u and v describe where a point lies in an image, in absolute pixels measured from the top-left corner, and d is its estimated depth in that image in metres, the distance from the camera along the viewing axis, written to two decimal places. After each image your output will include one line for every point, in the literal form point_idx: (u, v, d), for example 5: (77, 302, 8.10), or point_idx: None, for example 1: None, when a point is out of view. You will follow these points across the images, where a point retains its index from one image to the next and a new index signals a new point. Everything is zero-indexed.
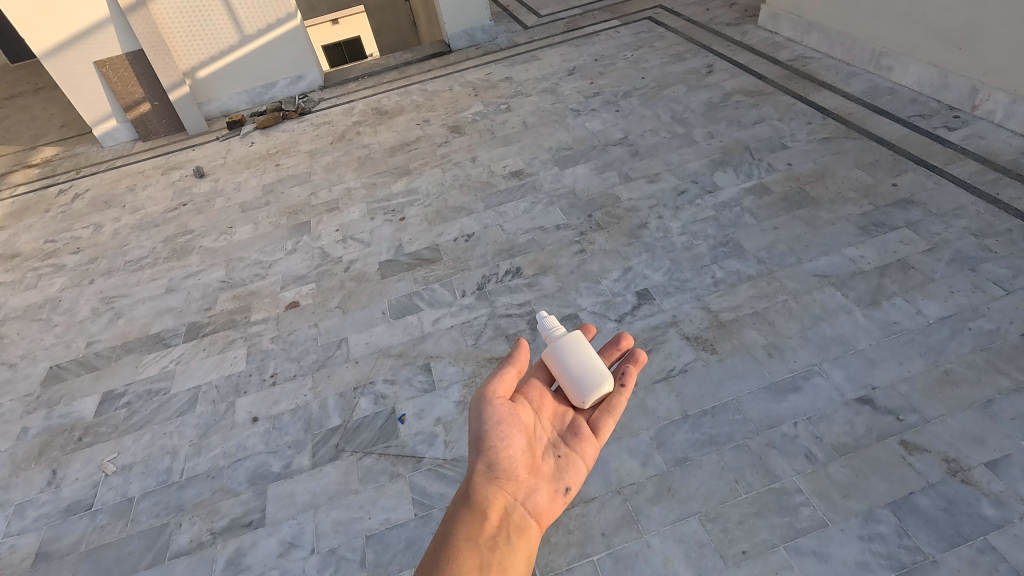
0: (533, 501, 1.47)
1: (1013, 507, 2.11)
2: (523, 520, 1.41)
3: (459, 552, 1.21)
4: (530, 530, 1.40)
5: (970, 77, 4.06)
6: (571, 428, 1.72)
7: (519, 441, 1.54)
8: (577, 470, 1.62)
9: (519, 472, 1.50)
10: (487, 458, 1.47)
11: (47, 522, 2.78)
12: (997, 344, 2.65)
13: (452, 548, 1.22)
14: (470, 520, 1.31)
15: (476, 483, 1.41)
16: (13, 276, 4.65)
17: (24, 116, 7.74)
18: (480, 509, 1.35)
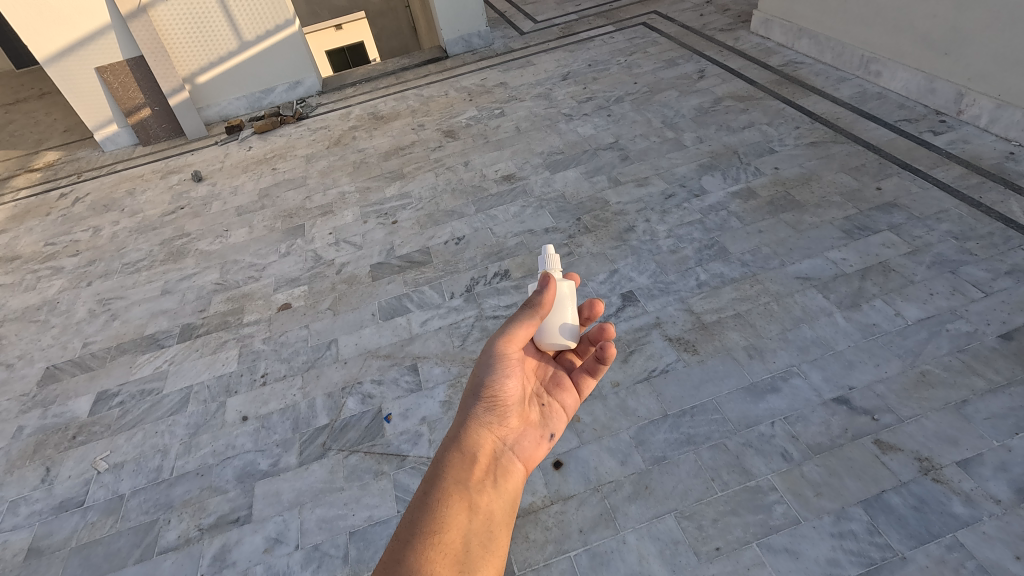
0: (522, 444, 1.38)
1: (982, 506, 2.14)
2: (511, 465, 1.33)
3: (446, 501, 1.13)
4: (516, 475, 1.32)
5: (956, 83, 4.09)
6: (555, 376, 1.59)
7: (517, 386, 1.41)
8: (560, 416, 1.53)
9: (514, 415, 1.40)
10: (483, 401, 1.35)
11: (39, 519, 2.83)
12: (973, 346, 2.68)
13: (442, 494, 1.15)
14: (458, 465, 1.22)
15: (470, 423, 1.31)
16: (13, 278, 4.73)
17: (28, 121, 7.85)
18: (470, 454, 1.25)
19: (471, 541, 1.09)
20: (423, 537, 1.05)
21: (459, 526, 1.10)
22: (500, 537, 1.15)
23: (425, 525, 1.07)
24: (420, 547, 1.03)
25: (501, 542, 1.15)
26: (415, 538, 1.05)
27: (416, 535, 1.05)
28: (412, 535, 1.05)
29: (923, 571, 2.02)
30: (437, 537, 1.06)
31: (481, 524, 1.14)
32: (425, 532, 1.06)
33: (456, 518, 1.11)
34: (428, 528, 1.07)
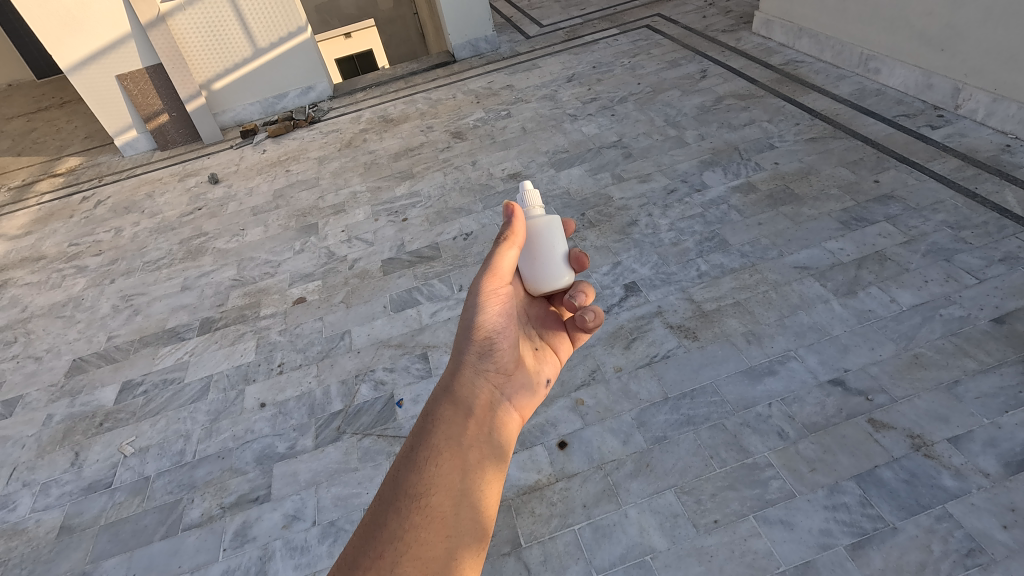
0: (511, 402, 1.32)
1: (971, 479, 2.23)
2: (501, 426, 1.23)
3: (426, 471, 1.02)
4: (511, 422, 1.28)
5: (953, 78, 4.17)
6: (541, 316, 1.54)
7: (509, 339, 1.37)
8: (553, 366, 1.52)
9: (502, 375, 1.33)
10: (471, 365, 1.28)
11: (69, 500, 2.98)
12: (966, 329, 2.76)
13: (420, 464, 1.03)
14: (442, 431, 1.12)
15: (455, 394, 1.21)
16: (39, 276, 4.92)
17: (50, 128, 8.11)
18: (456, 417, 1.16)
19: (454, 517, 0.97)
20: (396, 526, 0.91)
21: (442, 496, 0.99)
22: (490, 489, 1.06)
23: (391, 511, 0.94)
24: (382, 545, 0.88)
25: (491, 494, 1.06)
26: (375, 530, 0.91)
27: (382, 525, 0.92)
28: (373, 527, 0.92)
29: (913, 540, 2.10)
30: (414, 515, 0.94)
31: (467, 499, 1.01)
32: (394, 510, 0.94)
33: (441, 487, 1.00)
34: (399, 510, 0.94)
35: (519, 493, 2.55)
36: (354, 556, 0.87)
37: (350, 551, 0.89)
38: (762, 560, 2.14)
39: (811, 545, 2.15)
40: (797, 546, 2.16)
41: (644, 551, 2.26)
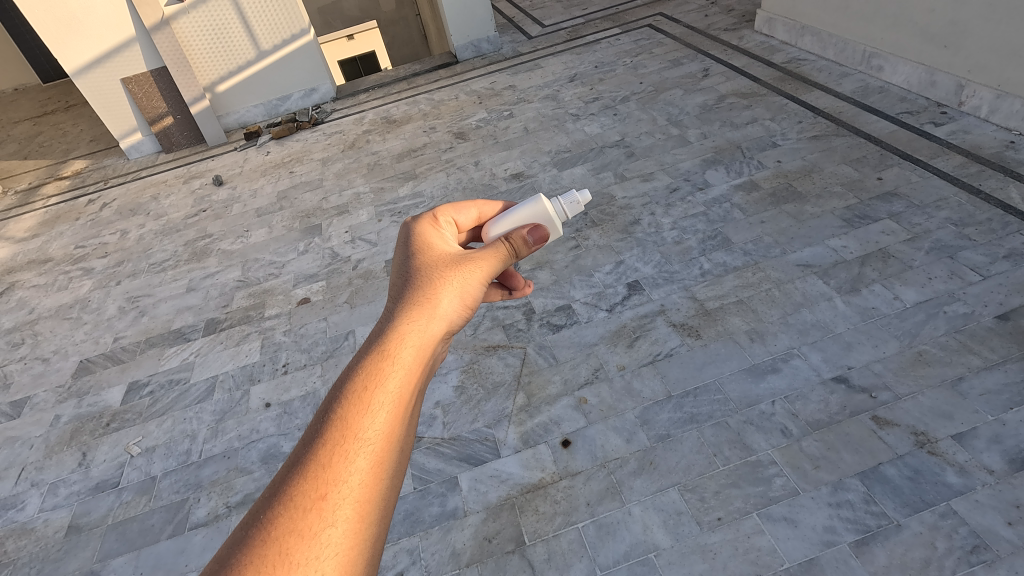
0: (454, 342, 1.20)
1: (975, 476, 2.22)
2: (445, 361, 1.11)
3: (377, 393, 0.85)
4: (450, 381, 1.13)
5: (956, 75, 4.16)
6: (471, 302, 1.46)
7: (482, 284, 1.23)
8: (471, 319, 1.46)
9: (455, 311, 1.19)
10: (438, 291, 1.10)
11: (77, 499, 3.01)
12: (970, 326, 2.75)
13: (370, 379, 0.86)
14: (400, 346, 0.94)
15: (418, 309, 1.02)
16: (46, 279, 4.96)
17: (56, 132, 8.17)
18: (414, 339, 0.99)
19: (402, 461, 0.83)
20: (337, 462, 0.76)
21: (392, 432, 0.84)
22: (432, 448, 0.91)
23: (330, 439, 0.78)
24: (316, 486, 0.73)
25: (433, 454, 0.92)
26: (305, 466, 0.75)
27: (323, 458, 0.76)
28: (304, 458, 0.76)
29: (918, 536, 2.10)
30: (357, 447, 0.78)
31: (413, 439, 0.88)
32: (339, 444, 0.78)
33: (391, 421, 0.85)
34: (344, 442, 0.78)
35: (523, 491, 2.56)
36: (282, 494, 0.72)
37: (275, 486, 0.74)
38: (766, 558, 2.14)
39: (815, 542, 2.15)
40: (800, 543, 2.16)
41: (648, 549, 2.26)
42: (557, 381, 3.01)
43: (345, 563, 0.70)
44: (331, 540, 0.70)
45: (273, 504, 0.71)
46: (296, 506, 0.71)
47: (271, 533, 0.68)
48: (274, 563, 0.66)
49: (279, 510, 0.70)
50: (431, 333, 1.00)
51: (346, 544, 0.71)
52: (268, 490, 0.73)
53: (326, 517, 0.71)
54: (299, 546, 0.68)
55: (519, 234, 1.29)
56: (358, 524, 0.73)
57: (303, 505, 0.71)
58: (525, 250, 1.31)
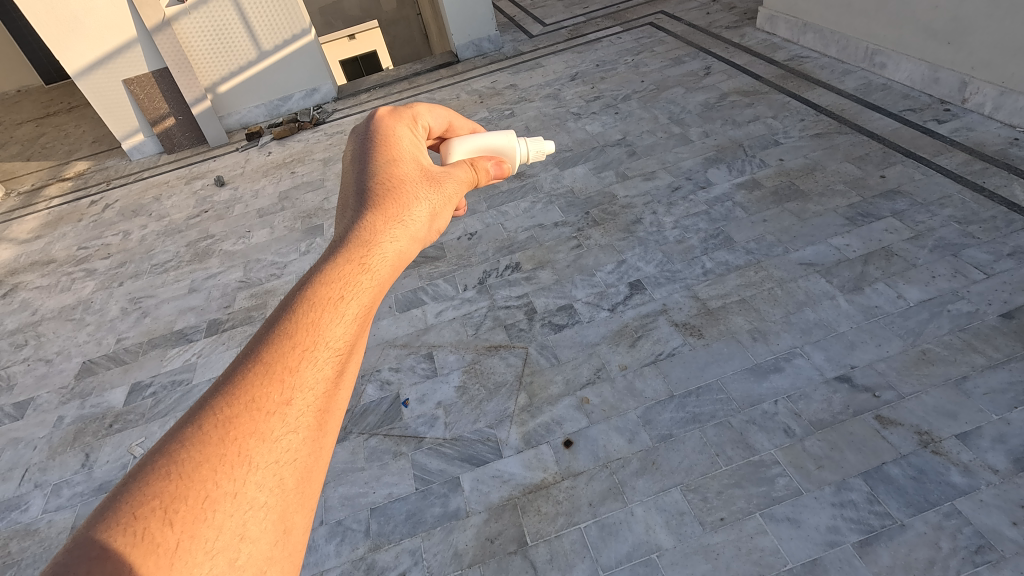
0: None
1: (980, 475, 2.21)
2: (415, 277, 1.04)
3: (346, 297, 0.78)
4: None
5: (960, 72, 4.14)
6: None
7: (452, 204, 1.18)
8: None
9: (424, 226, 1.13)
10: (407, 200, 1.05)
11: (80, 500, 3.02)
12: (974, 324, 2.73)
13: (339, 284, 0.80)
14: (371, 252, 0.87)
15: (393, 217, 0.95)
16: (49, 280, 4.97)
17: (59, 133, 8.19)
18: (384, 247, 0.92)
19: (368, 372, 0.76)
20: (298, 363, 0.69)
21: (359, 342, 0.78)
22: None
23: (291, 339, 0.71)
24: (275, 386, 0.66)
25: None
26: (263, 364, 0.67)
27: (287, 359, 0.69)
28: (264, 358, 0.68)
29: (922, 536, 2.09)
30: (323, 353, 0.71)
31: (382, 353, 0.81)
32: (304, 347, 0.71)
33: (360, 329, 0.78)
34: (311, 345, 0.71)
35: (525, 491, 2.56)
36: (235, 391, 0.64)
37: (228, 382, 0.66)
38: (769, 558, 2.13)
39: (818, 542, 2.14)
40: (804, 543, 2.15)
41: (650, 549, 2.25)
42: (559, 380, 3.00)
43: (304, 473, 0.63)
44: (291, 445, 0.63)
45: (225, 400, 0.64)
46: (250, 403, 0.64)
47: (223, 431, 0.61)
48: (222, 463, 0.59)
49: (234, 409, 0.63)
50: (403, 245, 0.93)
51: (307, 452, 0.64)
52: (220, 387, 0.66)
53: (286, 420, 0.64)
54: (254, 448, 0.61)
55: (484, 164, 1.31)
56: (322, 432, 0.66)
57: (263, 406, 0.64)
58: (486, 178, 1.32)
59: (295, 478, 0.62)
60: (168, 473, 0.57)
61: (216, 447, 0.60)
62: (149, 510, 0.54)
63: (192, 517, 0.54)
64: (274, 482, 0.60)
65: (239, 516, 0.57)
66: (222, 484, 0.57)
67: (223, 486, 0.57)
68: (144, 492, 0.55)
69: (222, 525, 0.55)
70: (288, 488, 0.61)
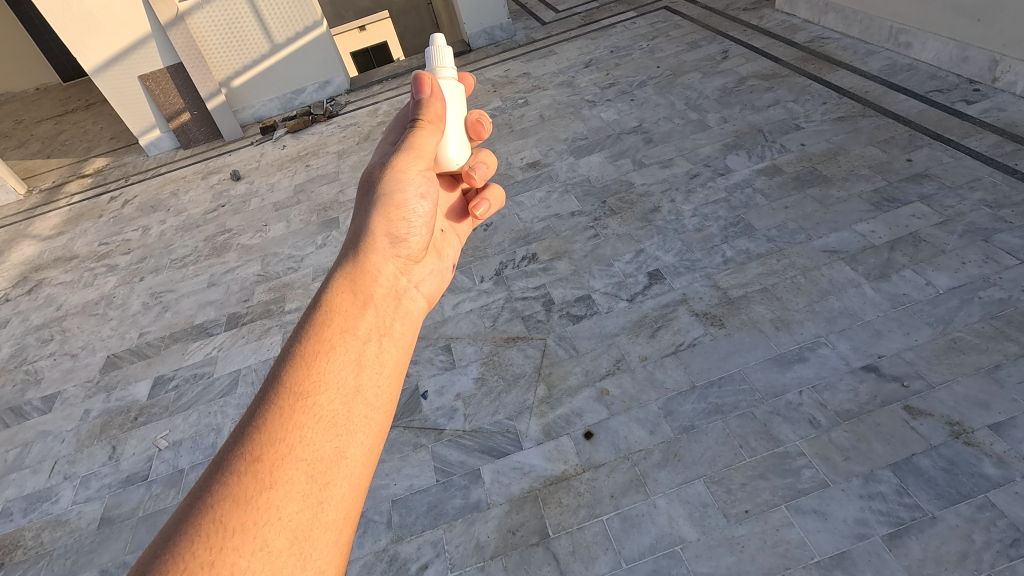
0: (424, 284, 1.25)
1: (1015, 467, 2.15)
2: (415, 312, 1.17)
3: (324, 361, 0.94)
4: (418, 312, 1.18)
5: (990, 50, 4.00)
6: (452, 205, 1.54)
7: (430, 199, 1.31)
8: (453, 246, 1.51)
9: (416, 246, 1.25)
10: (371, 215, 1.18)
11: (109, 492, 3.07)
12: (1007, 312, 2.65)
13: (318, 348, 0.95)
14: (350, 309, 1.02)
15: (358, 269, 1.09)
16: (72, 275, 5.05)
17: (78, 129, 8.30)
18: (365, 295, 1.06)
19: (351, 428, 0.90)
20: (277, 429, 0.84)
21: (341, 396, 0.92)
22: (391, 394, 0.99)
23: (274, 410, 0.86)
24: (257, 453, 0.81)
25: (392, 399, 0.99)
26: (249, 437, 0.83)
27: (262, 427, 0.84)
28: (247, 428, 0.84)
29: (953, 529, 2.05)
30: (301, 417, 0.87)
31: (370, 404, 0.95)
32: (279, 414, 0.86)
33: (339, 385, 0.93)
34: (282, 409, 0.86)
35: (546, 483, 2.55)
36: (225, 464, 0.80)
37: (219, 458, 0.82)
38: (795, 550, 2.11)
39: (846, 535, 2.11)
40: (832, 536, 2.11)
41: (673, 541, 2.24)
42: (578, 372, 2.98)
43: (293, 532, 0.77)
44: (273, 506, 0.77)
45: (217, 475, 0.79)
46: (236, 474, 0.79)
47: (215, 498, 0.76)
48: (213, 529, 0.74)
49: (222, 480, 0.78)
50: (368, 289, 1.07)
51: (291, 511, 0.78)
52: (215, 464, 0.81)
53: (269, 484, 0.79)
54: (241, 512, 0.76)
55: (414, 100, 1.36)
56: (302, 491, 0.81)
57: (241, 472, 0.79)
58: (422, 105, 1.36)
59: (283, 537, 0.76)
60: (176, 542, 0.72)
61: (208, 518, 0.74)
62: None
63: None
64: (262, 543, 0.74)
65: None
66: (216, 547, 0.72)
67: (219, 549, 0.72)
68: (160, 559, 0.70)
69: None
70: (275, 547, 0.75)
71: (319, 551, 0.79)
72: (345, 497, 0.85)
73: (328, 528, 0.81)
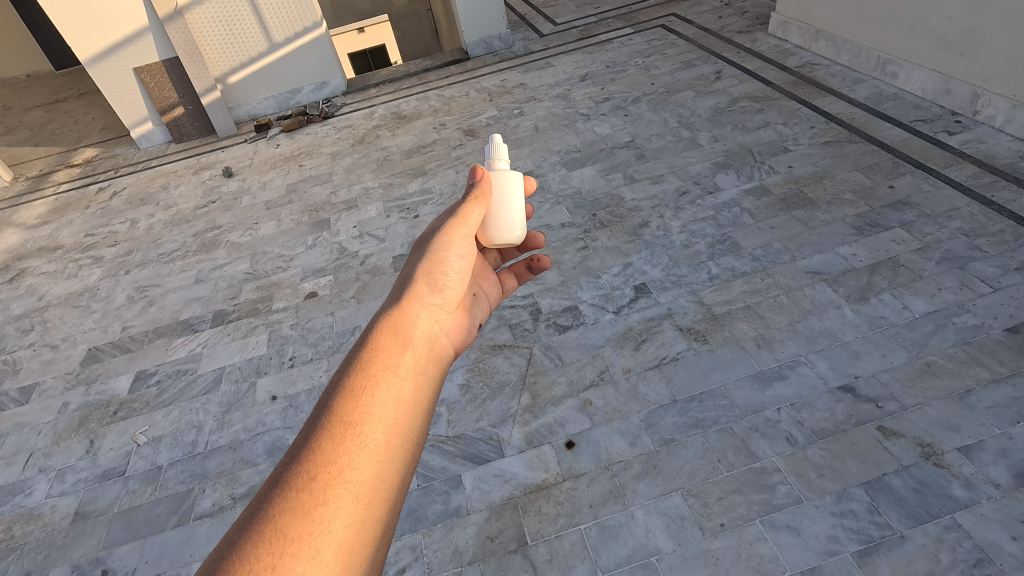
0: (450, 332, 1.30)
1: (982, 489, 2.22)
2: (442, 355, 1.23)
3: (370, 394, 0.97)
4: (445, 359, 1.23)
5: (973, 84, 4.12)
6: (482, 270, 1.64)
7: (467, 251, 1.39)
8: (483, 309, 1.56)
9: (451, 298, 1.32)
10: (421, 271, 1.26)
11: (84, 487, 3.04)
12: (979, 338, 2.73)
13: (364, 382, 0.99)
14: (392, 349, 1.07)
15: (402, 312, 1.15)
16: (56, 266, 4.99)
17: (69, 119, 8.22)
18: (406, 336, 1.11)
19: (390, 457, 0.93)
20: (329, 452, 0.87)
21: (384, 427, 0.95)
22: (422, 433, 1.03)
23: (326, 433, 0.89)
24: (312, 472, 0.84)
25: (422, 438, 1.03)
26: (305, 458, 0.86)
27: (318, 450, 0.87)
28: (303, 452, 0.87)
29: (922, 548, 2.10)
30: (349, 443, 0.90)
31: (407, 436, 0.99)
32: (332, 438, 0.89)
33: (382, 416, 0.96)
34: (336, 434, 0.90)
35: (526, 491, 2.57)
36: (282, 480, 0.83)
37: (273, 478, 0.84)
38: (768, 565, 2.14)
39: (817, 551, 2.15)
40: (804, 551, 2.16)
41: (650, 553, 2.27)
42: (563, 381, 3.01)
43: (338, 546, 0.80)
44: (325, 520, 0.81)
45: (276, 489, 0.82)
46: (294, 490, 0.82)
47: (274, 507, 0.79)
48: (274, 537, 0.76)
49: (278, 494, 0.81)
50: (410, 333, 1.13)
51: (340, 526, 0.82)
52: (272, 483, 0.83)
53: (322, 501, 0.82)
54: (299, 523, 0.79)
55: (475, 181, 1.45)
56: (349, 509, 0.84)
57: (295, 488, 0.82)
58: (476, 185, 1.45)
59: (330, 549, 0.79)
60: (241, 546, 0.74)
61: (269, 527, 0.77)
62: None
63: None
64: (314, 552, 0.77)
65: None
66: (277, 552, 0.75)
67: (279, 555, 0.75)
68: (227, 560, 0.73)
69: None
70: (325, 557, 0.78)
71: (358, 565, 0.81)
72: (384, 518, 0.88)
73: (368, 544, 0.84)
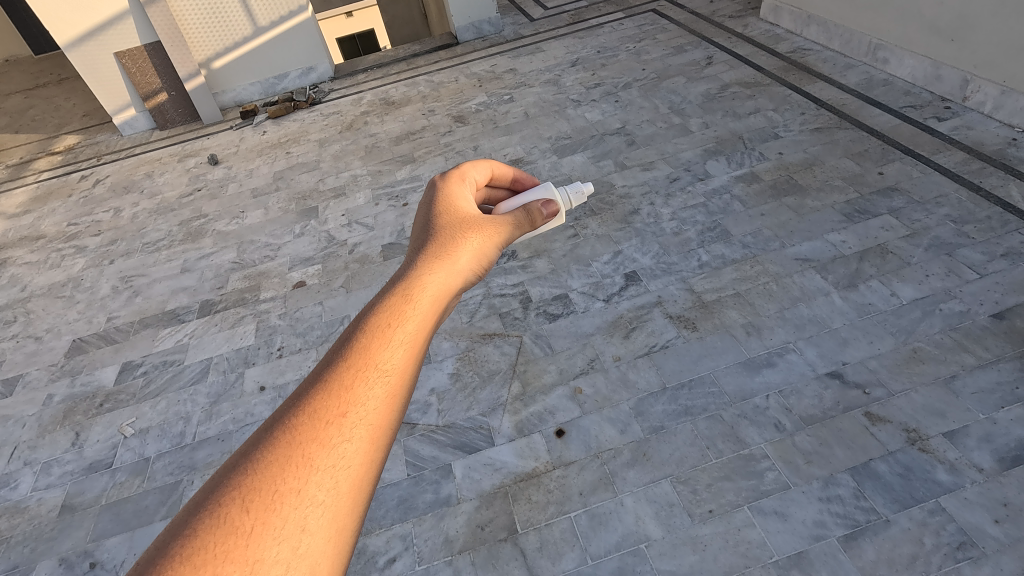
0: None
1: (966, 473, 2.24)
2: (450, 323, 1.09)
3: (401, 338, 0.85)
4: None
5: (963, 70, 4.12)
6: None
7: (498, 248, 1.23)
8: None
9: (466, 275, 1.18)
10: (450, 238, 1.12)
11: (71, 479, 3.01)
12: (965, 324, 2.75)
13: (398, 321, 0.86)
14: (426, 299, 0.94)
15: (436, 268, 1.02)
16: (38, 256, 4.90)
17: (49, 105, 8.03)
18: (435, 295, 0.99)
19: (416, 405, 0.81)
20: (357, 385, 0.75)
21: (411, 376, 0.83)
22: None
23: (354, 366, 0.77)
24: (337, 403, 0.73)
25: None
26: (330, 384, 0.74)
27: (344, 378, 0.75)
28: (326, 378, 0.75)
29: (906, 532, 2.13)
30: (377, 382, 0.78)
31: None
32: (364, 370, 0.77)
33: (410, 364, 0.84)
34: (364, 367, 0.77)
35: (516, 480, 2.57)
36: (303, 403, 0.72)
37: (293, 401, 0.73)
38: (756, 550, 2.17)
39: (804, 536, 2.18)
40: (791, 536, 2.18)
41: (639, 539, 2.28)
42: (553, 370, 3.01)
43: (355, 482, 0.68)
44: (347, 455, 0.69)
45: (297, 412, 0.70)
46: (314, 415, 0.70)
47: (293, 439, 0.68)
48: (293, 461, 0.66)
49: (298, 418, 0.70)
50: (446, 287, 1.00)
51: (358, 466, 0.69)
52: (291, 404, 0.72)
53: (346, 433, 0.70)
54: (320, 452, 0.68)
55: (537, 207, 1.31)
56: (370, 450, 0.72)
57: (321, 416, 0.70)
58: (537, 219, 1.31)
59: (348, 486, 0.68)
60: (257, 462, 0.65)
61: (285, 447, 0.67)
62: (229, 499, 0.61)
63: (278, 507, 0.62)
64: (332, 484, 0.66)
65: (300, 510, 0.63)
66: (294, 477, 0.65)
67: (301, 481, 0.65)
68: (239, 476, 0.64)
69: (286, 516, 0.62)
70: (342, 492, 0.67)
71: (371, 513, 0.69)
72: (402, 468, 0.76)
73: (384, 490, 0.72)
